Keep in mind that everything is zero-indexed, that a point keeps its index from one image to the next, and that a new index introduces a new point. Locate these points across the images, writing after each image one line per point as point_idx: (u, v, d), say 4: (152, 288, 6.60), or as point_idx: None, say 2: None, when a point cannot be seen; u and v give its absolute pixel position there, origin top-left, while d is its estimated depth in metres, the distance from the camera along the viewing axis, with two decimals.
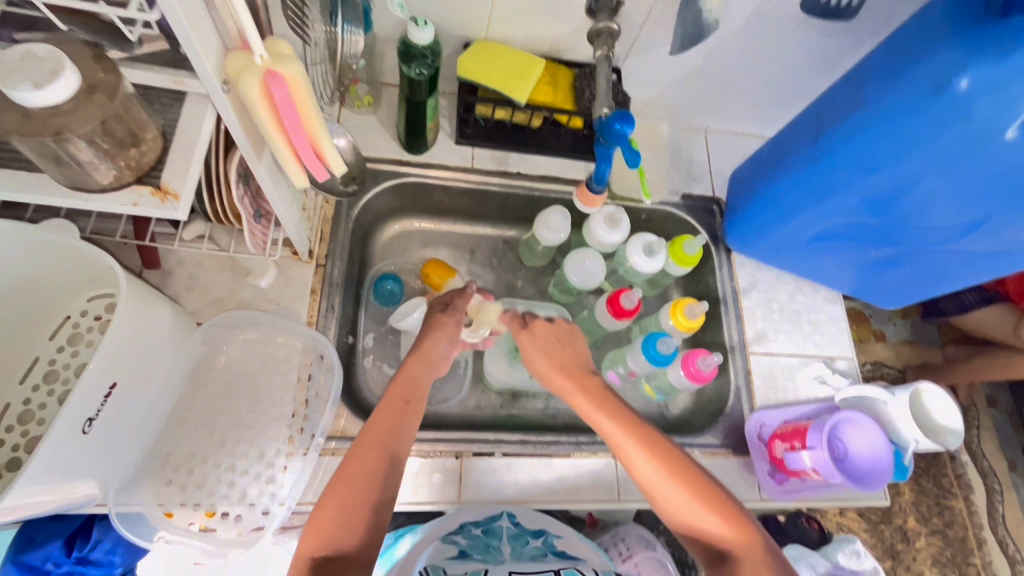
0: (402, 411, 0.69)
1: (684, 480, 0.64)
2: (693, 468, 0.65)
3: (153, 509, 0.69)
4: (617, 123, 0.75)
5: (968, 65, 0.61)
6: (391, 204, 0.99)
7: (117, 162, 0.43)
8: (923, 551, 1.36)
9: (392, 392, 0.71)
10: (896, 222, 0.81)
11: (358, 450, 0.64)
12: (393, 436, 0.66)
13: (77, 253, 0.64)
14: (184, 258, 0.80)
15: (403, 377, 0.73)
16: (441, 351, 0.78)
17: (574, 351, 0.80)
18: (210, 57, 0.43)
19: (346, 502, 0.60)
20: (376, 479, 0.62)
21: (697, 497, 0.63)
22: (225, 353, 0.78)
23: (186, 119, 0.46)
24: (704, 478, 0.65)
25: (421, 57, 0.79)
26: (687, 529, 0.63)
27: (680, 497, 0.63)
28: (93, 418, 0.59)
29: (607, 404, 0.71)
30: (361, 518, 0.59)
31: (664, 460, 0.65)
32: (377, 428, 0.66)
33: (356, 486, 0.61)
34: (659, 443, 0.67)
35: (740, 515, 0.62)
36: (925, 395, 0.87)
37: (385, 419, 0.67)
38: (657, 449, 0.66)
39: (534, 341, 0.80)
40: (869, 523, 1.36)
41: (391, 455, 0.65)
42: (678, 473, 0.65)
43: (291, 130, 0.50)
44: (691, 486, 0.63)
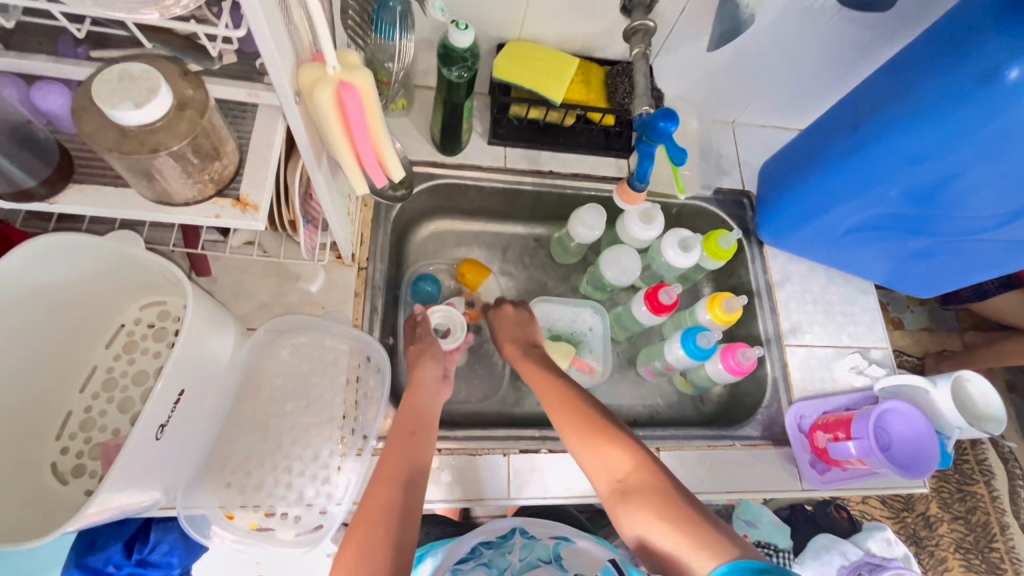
0: (410, 441, 0.72)
1: (587, 425, 0.73)
2: (595, 413, 0.74)
3: (214, 511, 0.70)
4: (661, 121, 0.75)
5: (1017, 55, 0.61)
6: (426, 205, 1.00)
7: (202, 176, 0.44)
8: (946, 537, 1.37)
9: (398, 426, 0.74)
10: (936, 212, 0.81)
11: (376, 486, 0.67)
12: (410, 465, 0.69)
13: (138, 263, 0.65)
14: (230, 265, 0.82)
15: (409, 409, 0.77)
16: (432, 378, 0.82)
17: (525, 327, 0.92)
18: (287, 69, 0.44)
19: (364, 537, 0.62)
20: (394, 510, 0.64)
21: (598, 436, 0.72)
22: (275, 357, 0.79)
23: (260, 132, 0.48)
24: (606, 419, 0.73)
25: (461, 60, 0.79)
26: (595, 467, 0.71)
27: (584, 439, 0.73)
28: (163, 424, 0.60)
29: (541, 370, 0.83)
30: (383, 551, 0.61)
31: (575, 409, 0.75)
32: (392, 459, 0.69)
33: (371, 520, 0.63)
34: (573, 397, 0.77)
35: (633, 447, 0.70)
36: (967, 382, 0.88)
37: (397, 450, 0.70)
38: (570, 401, 0.76)
39: (501, 317, 0.94)
40: (892, 510, 1.37)
41: (408, 485, 0.67)
42: (588, 422, 0.73)
43: (359, 138, 0.51)
44: (590, 428, 0.73)
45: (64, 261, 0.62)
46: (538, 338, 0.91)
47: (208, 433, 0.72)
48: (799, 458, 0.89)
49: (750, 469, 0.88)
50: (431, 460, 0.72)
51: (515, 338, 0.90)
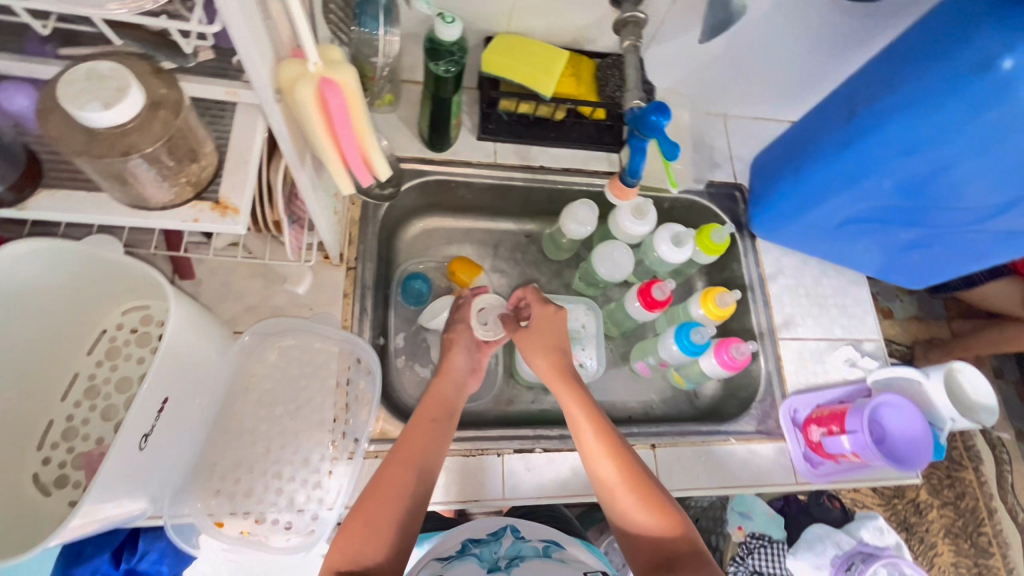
0: (433, 429, 0.72)
1: (640, 491, 0.69)
2: (647, 477, 0.70)
3: (203, 520, 0.69)
4: (653, 115, 0.74)
5: (1011, 46, 0.61)
6: (415, 202, 0.99)
7: (178, 180, 0.42)
8: (935, 522, 1.38)
9: (422, 411, 0.74)
10: (928, 204, 0.80)
11: (391, 467, 0.68)
12: (426, 453, 0.70)
13: (117, 267, 0.63)
14: (215, 266, 0.80)
15: (434, 396, 0.76)
16: (460, 368, 0.81)
17: (559, 338, 0.83)
18: (264, 67, 0.43)
19: (372, 517, 0.64)
20: (404, 494, 0.66)
21: (651, 506, 0.68)
22: (263, 361, 0.78)
23: (239, 131, 0.46)
24: (652, 482, 0.70)
25: (448, 54, 0.77)
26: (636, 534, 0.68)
27: (635, 503, 0.69)
28: (147, 434, 0.59)
29: (586, 403, 0.75)
30: (387, 533, 0.63)
31: (629, 469, 0.70)
32: (412, 445, 0.70)
33: (382, 503, 0.65)
34: (623, 451, 0.72)
35: (685, 527, 0.68)
36: (958, 373, 0.88)
37: (419, 436, 0.71)
38: (618, 451, 0.71)
39: (535, 332, 0.82)
40: (883, 497, 1.39)
41: (423, 470, 0.69)
42: (636, 480, 0.70)
43: (344, 138, 0.49)
44: (642, 495, 0.69)
45: (40, 266, 0.60)
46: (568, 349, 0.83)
47: (195, 440, 0.70)
48: (794, 451, 0.89)
49: (744, 463, 0.88)
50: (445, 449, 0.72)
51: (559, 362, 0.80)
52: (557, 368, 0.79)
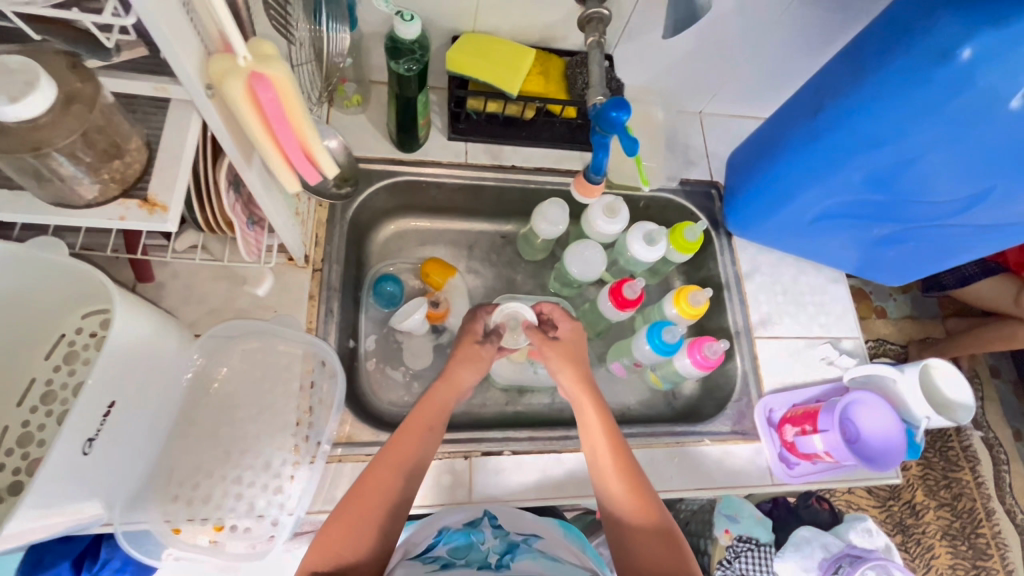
0: (426, 435, 0.72)
1: (639, 504, 0.69)
2: (648, 491, 0.71)
3: (160, 526, 0.68)
4: (613, 110, 0.72)
5: (970, 34, 0.60)
6: (386, 204, 0.98)
7: (100, 176, 0.42)
8: (933, 524, 1.36)
9: (415, 416, 0.73)
10: (899, 198, 0.79)
11: (376, 471, 0.68)
12: (414, 459, 0.69)
13: (69, 270, 0.62)
14: (178, 270, 0.79)
15: (428, 401, 0.74)
16: (470, 380, 0.79)
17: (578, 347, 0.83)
18: (191, 61, 0.42)
19: (355, 521, 0.64)
20: (387, 499, 0.66)
21: (647, 517, 0.69)
22: (225, 364, 0.77)
23: (170, 128, 0.45)
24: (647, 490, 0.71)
25: (409, 53, 0.77)
26: (630, 547, 0.67)
27: (634, 514, 0.69)
28: (93, 438, 0.57)
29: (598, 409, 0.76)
30: (368, 538, 0.64)
31: (633, 483, 0.70)
32: (400, 451, 0.69)
33: (365, 507, 0.65)
34: (629, 464, 0.72)
35: (678, 546, 0.67)
36: (932, 370, 0.86)
37: (408, 441, 0.70)
38: (621, 455, 0.72)
39: (560, 346, 0.82)
40: (878, 499, 1.36)
41: (408, 476, 0.68)
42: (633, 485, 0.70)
43: (281, 133, 0.49)
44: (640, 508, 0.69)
45: None
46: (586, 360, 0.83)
47: (153, 444, 0.69)
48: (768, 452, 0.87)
49: (719, 463, 0.87)
50: (433, 452, 0.72)
51: (581, 373, 0.79)
52: (583, 380, 0.79)
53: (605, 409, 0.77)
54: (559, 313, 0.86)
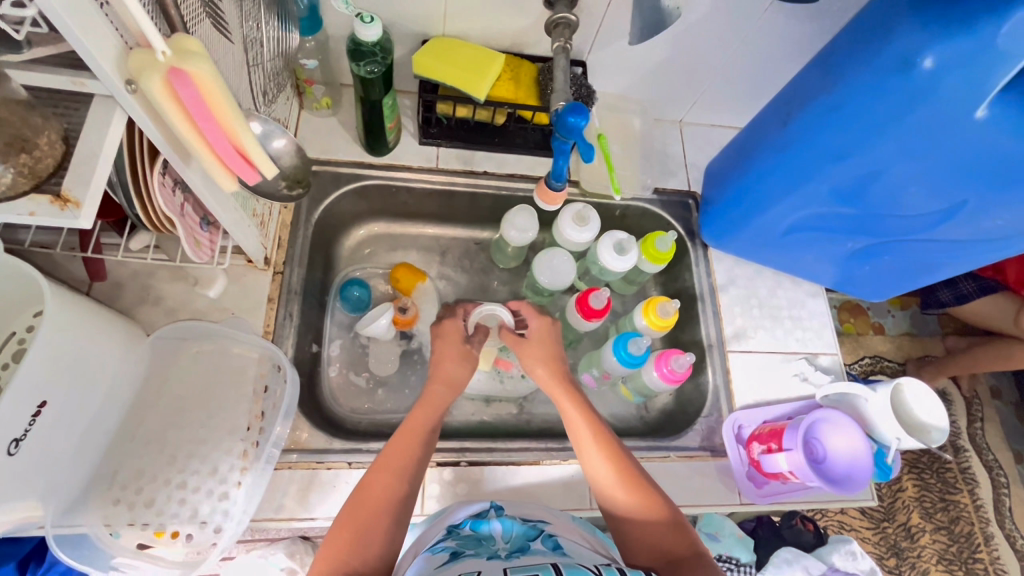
0: (423, 435, 0.71)
1: (637, 491, 0.67)
2: (644, 479, 0.68)
3: (99, 530, 0.66)
4: (570, 116, 0.72)
5: (930, 42, 0.57)
6: (356, 208, 0.97)
7: (9, 167, 0.41)
8: (928, 548, 1.31)
9: (411, 420, 0.72)
10: (870, 211, 0.77)
11: (377, 475, 0.66)
12: (406, 455, 0.68)
13: (9, 269, 0.61)
14: (134, 269, 0.78)
15: (424, 405, 0.74)
16: (453, 376, 0.78)
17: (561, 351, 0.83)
18: (106, 55, 0.41)
19: (361, 526, 0.62)
20: (392, 501, 0.64)
21: (648, 504, 0.66)
22: (178, 366, 0.76)
23: (89, 123, 0.44)
24: (652, 485, 0.68)
25: (371, 55, 0.76)
26: (638, 537, 0.64)
27: (632, 503, 0.66)
28: (20, 439, 0.56)
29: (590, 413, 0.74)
30: (379, 543, 0.61)
31: (637, 480, 0.68)
32: (397, 451, 0.68)
33: (370, 512, 0.63)
34: (619, 454, 0.70)
35: (684, 528, 0.64)
36: (904, 389, 0.83)
37: (400, 441, 0.69)
38: (621, 454, 0.70)
39: (534, 343, 0.82)
40: (871, 520, 1.32)
41: (411, 479, 0.67)
42: (636, 483, 0.67)
43: (207, 130, 0.48)
44: (642, 497, 0.66)
45: None
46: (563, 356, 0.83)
47: (96, 446, 0.68)
48: (735, 469, 0.84)
49: (686, 480, 0.84)
50: (429, 450, 0.71)
51: (556, 371, 0.80)
52: (562, 378, 0.79)
53: (586, 405, 0.75)
54: (532, 310, 0.85)
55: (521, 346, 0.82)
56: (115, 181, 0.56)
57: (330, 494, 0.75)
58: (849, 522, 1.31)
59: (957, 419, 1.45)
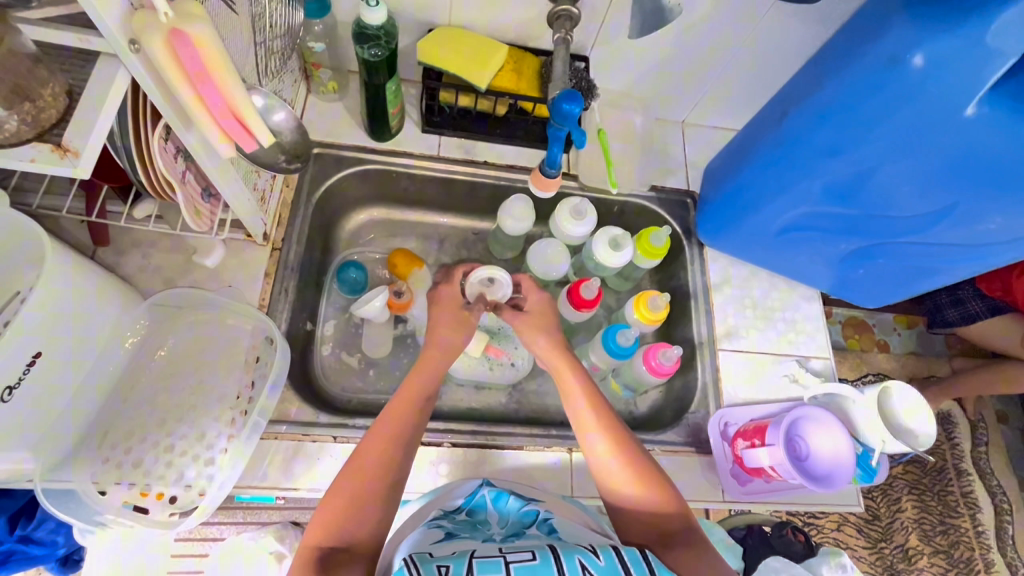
0: (419, 401, 0.72)
1: (632, 468, 0.67)
2: (639, 455, 0.69)
3: (87, 486, 0.68)
4: (565, 104, 0.74)
5: (919, 41, 0.58)
6: (357, 191, 0.99)
7: (14, 114, 0.43)
8: (926, 571, 1.27)
9: (409, 386, 0.73)
10: (865, 212, 0.78)
11: (374, 440, 0.67)
12: (401, 423, 0.69)
13: (14, 226, 0.63)
14: (137, 238, 0.80)
15: (422, 370, 0.75)
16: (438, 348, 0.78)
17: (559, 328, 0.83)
18: (112, 15, 0.43)
19: (361, 491, 0.63)
20: (388, 468, 0.65)
21: (643, 480, 0.67)
22: (173, 333, 0.78)
23: (94, 80, 0.46)
24: (647, 461, 0.69)
25: (375, 38, 0.78)
26: (630, 509, 0.66)
27: (626, 481, 0.67)
28: (13, 386, 0.58)
29: (587, 388, 0.75)
30: (377, 508, 0.63)
31: (633, 457, 0.68)
32: (394, 418, 0.69)
33: (368, 477, 0.64)
34: (615, 431, 0.70)
35: (678, 505, 0.66)
36: (892, 393, 0.83)
37: (396, 411, 0.70)
38: (618, 432, 0.70)
39: (533, 320, 0.83)
40: (869, 539, 1.26)
41: (407, 446, 0.68)
42: (632, 460, 0.68)
43: (205, 93, 0.50)
44: (637, 473, 0.67)
45: None
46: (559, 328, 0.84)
47: (89, 405, 0.70)
48: (720, 465, 0.84)
49: (670, 475, 0.84)
50: (425, 416, 0.72)
51: (552, 347, 0.80)
52: (558, 348, 0.79)
53: (583, 380, 0.75)
54: (530, 285, 0.86)
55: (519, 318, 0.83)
56: (119, 144, 0.58)
57: (315, 466, 0.76)
58: (845, 539, 1.24)
59: (961, 441, 1.41)
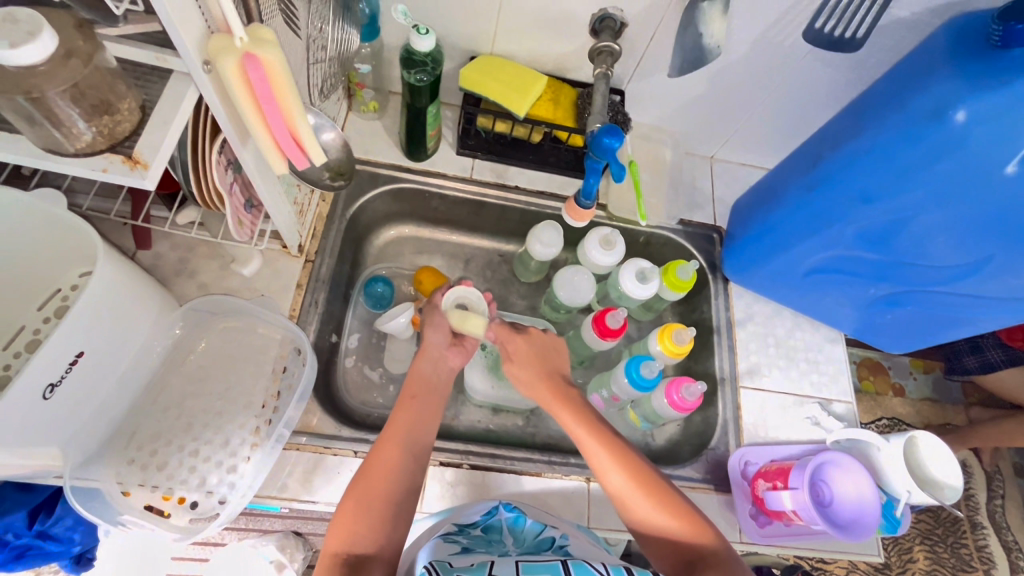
0: (414, 407, 0.72)
1: (649, 489, 0.68)
2: (654, 476, 0.69)
3: (110, 487, 0.69)
4: (606, 138, 0.76)
5: (964, 96, 0.60)
6: (390, 208, 1.00)
7: (92, 126, 0.45)
8: None
9: (405, 390, 0.74)
10: (896, 259, 0.78)
11: (381, 449, 0.67)
12: (413, 433, 0.69)
13: (67, 229, 0.65)
14: (177, 243, 0.82)
15: (415, 375, 0.76)
16: (437, 343, 0.78)
17: (556, 359, 0.81)
18: (190, 36, 0.45)
19: (368, 500, 0.63)
20: (397, 479, 0.65)
21: (662, 503, 0.67)
22: (206, 338, 0.79)
23: (166, 98, 0.48)
24: (661, 480, 0.69)
25: (421, 65, 0.81)
26: (658, 537, 0.66)
27: (647, 506, 0.67)
28: (55, 384, 0.59)
29: (584, 413, 0.74)
30: (382, 518, 0.63)
31: (643, 479, 0.68)
32: (397, 426, 0.69)
33: (372, 484, 0.64)
34: (627, 454, 0.70)
35: (701, 522, 0.66)
36: (919, 442, 0.81)
37: (405, 419, 0.70)
38: (624, 455, 0.70)
39: (529, 346, 0.79)
40: None
41: (414, 454, 0.68)
42: (648, 483, 0.68)
43: (269, 113, 0.51)
44: (658, 497, 0.67)
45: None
46: (561, 368, 0.80)
47: (120, 406, 0.71)
48: (738, 505, 0.83)
49: None
50: (433, 429, 0.72)
51: (546, 373, 0.78)
52: (544, 376, 0.78)
53: (586, 409, 0.74)
54: (507, 330, 0.79)
55: (510, 363, 0.78)
56: (176, 156, 0.61)
57: (334, 480, 0.76)
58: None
59: (975, 493, 1.38)
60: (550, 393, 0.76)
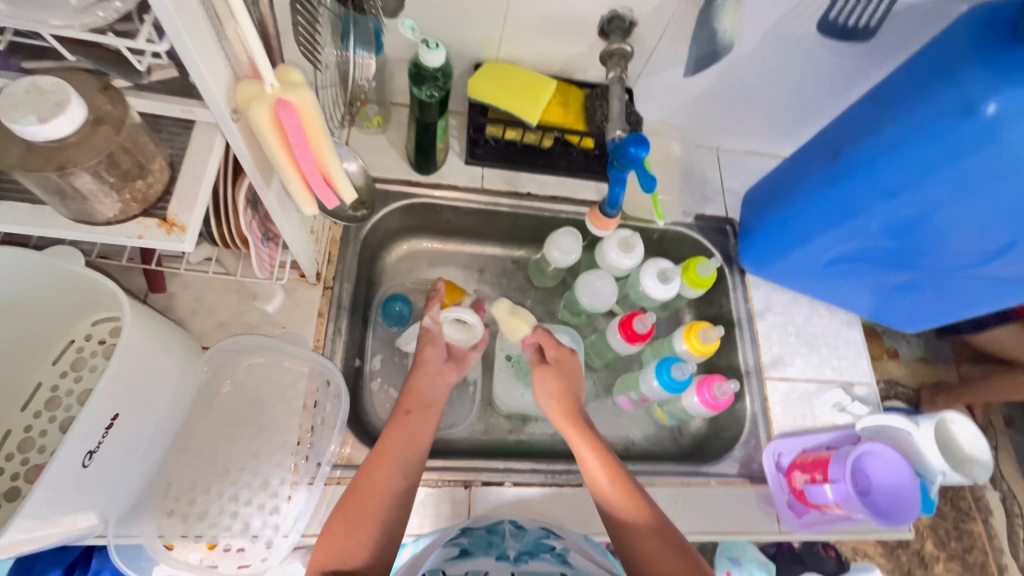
0: (408, 424, 0.72)
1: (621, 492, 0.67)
2: (642, 493, 0.68)
3: (153, 540, 0.66)
4: (631, 147, 0.76)
5: (994, 91, 0.59)
6: (401, 224, 0.98)
7: (124, 194, 0.43)
8: None
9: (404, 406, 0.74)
10: (917, 246, 0.79)
11: (376, 467, 0.66)
12: (407, 451, 0.69)
13: (83, 282, 0.62)
14: (191, 281, 0.79)
15: (413, 391, 0.76)
16: (435, 358, 0.81)
17: (575, 383, 0.80)
18: (219, 88, 0.43)
19: (353, 516, 0.63)
20: (385, 496, 0.65)
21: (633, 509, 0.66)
22: (232, 377, 0.77)
23: (194, 153, 0.46)
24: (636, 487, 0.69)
25: (433, 80, 0.78)
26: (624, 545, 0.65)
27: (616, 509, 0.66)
28: (94, 449, 0.57)
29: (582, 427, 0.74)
30: (365, 535, 0.61)
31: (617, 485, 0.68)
32: (392, 442, 0.69)
33: (364, 499, 0.64)
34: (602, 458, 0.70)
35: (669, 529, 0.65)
36: (950, 424, 0.84)
37: (401, 437, 0.70)
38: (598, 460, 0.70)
39: (559, 363, 0.81)
40: None
41: (406, 473, 0.67)
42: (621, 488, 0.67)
43: (300, 157, 0.49)
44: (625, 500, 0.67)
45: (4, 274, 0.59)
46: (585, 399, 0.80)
47: (153, 457, 0.69)
48: (777, 497, 0.85)
49: (726, 506, 0.84)
50: (424, 445, 0.71)
51: (567, 395, 0.78)
52: (564, 393, 0.78)
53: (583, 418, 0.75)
54: (552, 338, 0.83)
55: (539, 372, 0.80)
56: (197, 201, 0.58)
57: None
58: None
59: None
60: (562, 412, 0.76)
